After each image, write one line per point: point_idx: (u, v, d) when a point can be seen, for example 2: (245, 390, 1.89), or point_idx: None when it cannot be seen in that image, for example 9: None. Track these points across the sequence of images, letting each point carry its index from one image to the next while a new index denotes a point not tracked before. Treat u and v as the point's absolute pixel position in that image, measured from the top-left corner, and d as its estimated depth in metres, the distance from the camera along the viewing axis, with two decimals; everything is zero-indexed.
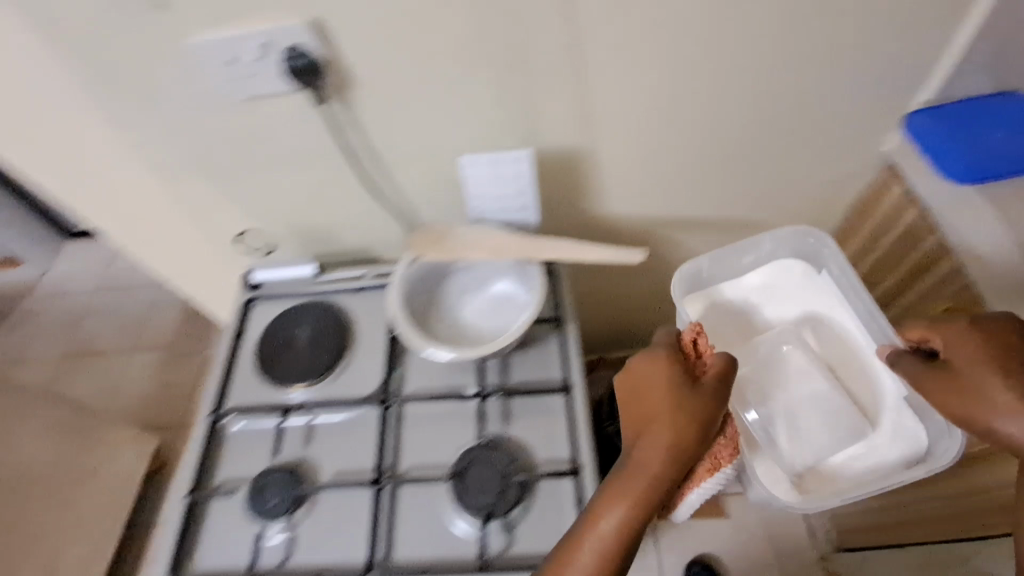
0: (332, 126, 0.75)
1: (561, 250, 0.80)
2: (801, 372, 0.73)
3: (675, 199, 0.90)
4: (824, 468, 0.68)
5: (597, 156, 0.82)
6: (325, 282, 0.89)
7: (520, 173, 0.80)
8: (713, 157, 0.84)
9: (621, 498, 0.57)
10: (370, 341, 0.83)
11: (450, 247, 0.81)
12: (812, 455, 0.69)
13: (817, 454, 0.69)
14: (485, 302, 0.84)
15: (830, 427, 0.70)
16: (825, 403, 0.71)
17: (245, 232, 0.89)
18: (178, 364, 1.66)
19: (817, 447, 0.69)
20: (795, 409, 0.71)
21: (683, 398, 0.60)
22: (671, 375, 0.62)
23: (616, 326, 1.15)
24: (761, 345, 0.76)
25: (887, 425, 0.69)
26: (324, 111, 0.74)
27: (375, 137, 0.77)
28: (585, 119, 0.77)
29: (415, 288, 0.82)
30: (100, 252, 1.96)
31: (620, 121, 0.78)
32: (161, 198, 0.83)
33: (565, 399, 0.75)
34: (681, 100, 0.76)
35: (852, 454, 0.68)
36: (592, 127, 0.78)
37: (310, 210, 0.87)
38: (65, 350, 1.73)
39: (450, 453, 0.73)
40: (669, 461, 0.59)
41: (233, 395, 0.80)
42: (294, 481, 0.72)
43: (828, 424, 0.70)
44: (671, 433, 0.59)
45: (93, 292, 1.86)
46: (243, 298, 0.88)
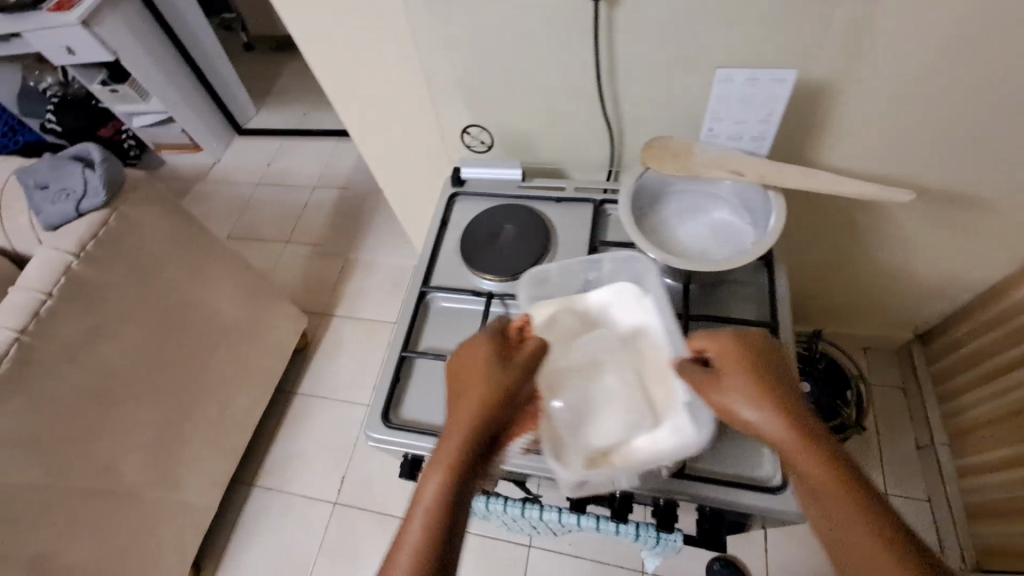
0: (602, 40, 0.66)
1: (796, 178, 0.59)
2: (614, 335, 0.61)
3: (894, 156, 0.75)
4: (624, 450, 0.54)
5: (847, 94, 0.68)
6: (528, 188, 0.82)
7: (770, 94, 0.64)
8: (972, 135, 0.70)
9: (429, 491, 0.46)
10: (569, 253, 0.76)
11: (689, 163, 0.63)
12: (619, 436, 0.54)
13: (623, 427, 0.54)
14: (707, 227, 0.66)
15: (634, 419, 0.54)
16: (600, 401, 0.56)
17: (469, 128, 0.83)
18: (326, 260, 1.74)
19: (634, 417, 0.55)
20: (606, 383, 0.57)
21: (731, 356, 0.50)
22: (735, 354, 0.50)
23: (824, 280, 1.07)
24: (585, 303, 0.62)
25: (680, 410, 0.53)
26: (600, 19, 0.64)
27: (623, 56, 0.68)
28: (855, 59, 0.63)
29: (637, 208, 0.67)
30: (265, 148, 2.11)
31: (893, 69, 0.63)
32: (409, 81, 0.79)
33: None
34: (947, 54, 0.61)
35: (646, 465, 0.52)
36: (857, 68, 0.64)
37: (531, 122, 0.80)
38: (229, 230, 1.89)
39: None
40: (463, 470, 0.47)
41: (443, 304, 0.74)
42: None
43: (628, 400, 0.56)
44: (469, 419, 0.49)
45: (256, 183, 2.01)
46: (450, 192, 0.83)
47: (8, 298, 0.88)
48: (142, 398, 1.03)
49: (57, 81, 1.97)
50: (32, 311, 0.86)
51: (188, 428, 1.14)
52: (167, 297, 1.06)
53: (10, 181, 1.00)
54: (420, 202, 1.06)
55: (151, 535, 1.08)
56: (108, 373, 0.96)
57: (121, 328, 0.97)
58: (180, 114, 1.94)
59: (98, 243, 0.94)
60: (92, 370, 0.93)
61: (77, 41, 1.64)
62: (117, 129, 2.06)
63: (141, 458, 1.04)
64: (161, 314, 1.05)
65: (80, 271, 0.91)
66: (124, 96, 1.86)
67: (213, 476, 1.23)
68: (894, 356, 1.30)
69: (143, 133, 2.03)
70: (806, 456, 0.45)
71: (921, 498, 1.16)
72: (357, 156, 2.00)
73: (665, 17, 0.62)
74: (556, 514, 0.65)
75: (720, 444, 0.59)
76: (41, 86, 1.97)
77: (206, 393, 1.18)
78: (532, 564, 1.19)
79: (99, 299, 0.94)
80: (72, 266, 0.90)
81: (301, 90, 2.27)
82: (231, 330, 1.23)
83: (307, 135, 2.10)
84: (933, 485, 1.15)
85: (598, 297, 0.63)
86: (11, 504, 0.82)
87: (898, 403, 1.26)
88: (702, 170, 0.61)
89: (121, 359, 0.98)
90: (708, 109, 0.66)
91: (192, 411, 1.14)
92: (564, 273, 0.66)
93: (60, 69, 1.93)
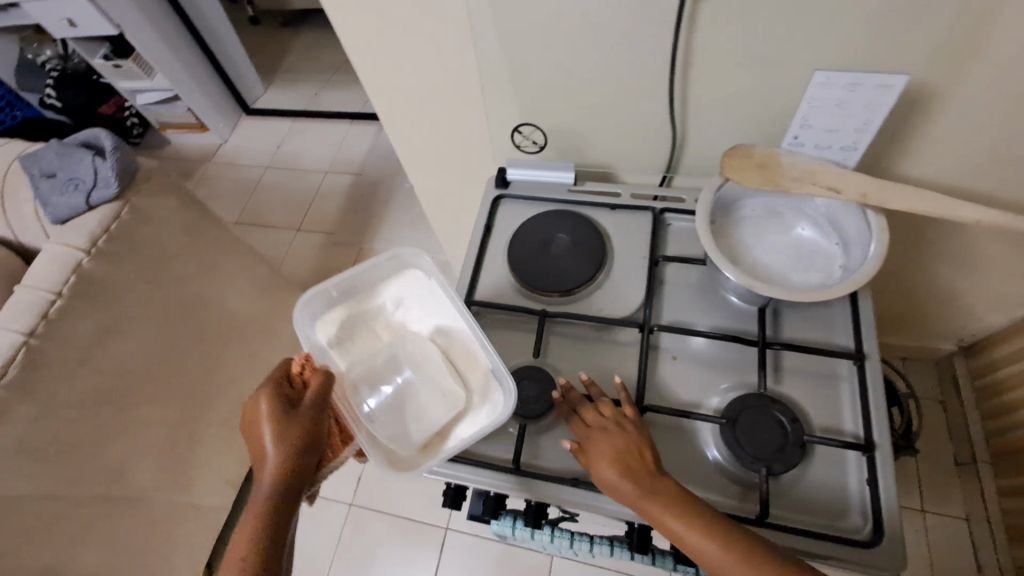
0: (681, 33, 0.60)
1: (900, 200, 0.53)
2: (414, 330, 0.60)
3: (986, 172, 0.69)
4: (448, 426, 0.55)
5: (946, 100, 0.61)
6: (579, 194, 0.76)
7: (871, 100, 0.59)
8: None
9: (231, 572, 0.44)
10: (628, 266, 0.70)
11: (775, 177, 0.57)
12: (442, 414, 0.55)
13: (440, 410, 0.56)
14: (788, 244, 0.61)
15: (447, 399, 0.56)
16: (421, 376, 0.57)
17: (519, 126, 0.77)
18: (340, 251, 1.67)
19: (452, 403, 0.56)
20: (404, 375, 0.58)
21: (607, 447, 0.50)
22: (609, 442, 0.51)
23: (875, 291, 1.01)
24: (307, 301, 0.59)
25: (475, 379, 0.57)
26: (684, 9, 0.57)
27: (702, 51, 0.61)
28: (962, 64, 0.57)
29: (716, 219, 0.62)
30: (274, 129, 2.02)
31: (1006, 75, 0.57)
32: (453, 72, 0.72)
33: (852, 366, 0.59)
34: None
35: (465, 422, 0.55)
36: (965, 71, 0.58)
37: (586, 121, 0.74)
38: (237, 216, 1.81)
39: (714, 398, 0.60)
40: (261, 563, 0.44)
41: (479, 310, 0.68)
42: (539, 391, 0.60)
43: (432, 383, 0.57)
44: (257, 514, 0.46)
45: (265, 166, 1.93)
46: (494, 193, 0.77)
47: (14, 296, 0.82)
48: (156, 399, 0.97)
49: (57, 54, 1.88)
50: (41, 311, 0.81)
51: (201, 428, 1.08)
52: (180, 294, 1.00)
53: (14, 167, 0.93)
54: (451, 199, 0.99)
55: (164, 542, 1.03)
56: (122, 375, 0.90)
57: (133, 327, 0.91)
58: (186, 93, 1.85)
59: (110, 237, 0.87)
60: (104, 372, 0.87)
61: (81, 14, 1.55)
62: (120, 105, 1.97)
63: (154, 462, 0.98)
64: (174, 311, 0.99)
65: (90, 268, 0.85)
66: (127, 72, 1.77)
67: (226, 478, 1.18)
68: (933, 368, 1.24)
69: (147, 112, 1.94)
70: (688, 538, 0.45)
71: (958, 515, 1.11)
72: (371, 140, 1.92)
73: (757, 9, 0.56)
74: (609, 548, 0.63)
75: (800, 486, 0.54)
76: (40, 59, 1.87)
77: (218, 392, 1.12)
78: None
79: (110, 296, 0.87)
80: (81, 263, 0.84)
81: (311, 69, 2.18)
82: (244, 327, 1.17)
83: (318, 117, 2.01)
84: (972, 503, 1.11)
85: (377, 303, 0.61)
86: (20, 515, 0.77)
87: (936, 416, 1.20)
88: (791, 185, 0.56)
89: (134, 360, 0.92)
90: (798, 113, 0.63)
91: (205, 411, 1.09)
92: (350, 283, 0.61)
93: (61, 42, 1.83)
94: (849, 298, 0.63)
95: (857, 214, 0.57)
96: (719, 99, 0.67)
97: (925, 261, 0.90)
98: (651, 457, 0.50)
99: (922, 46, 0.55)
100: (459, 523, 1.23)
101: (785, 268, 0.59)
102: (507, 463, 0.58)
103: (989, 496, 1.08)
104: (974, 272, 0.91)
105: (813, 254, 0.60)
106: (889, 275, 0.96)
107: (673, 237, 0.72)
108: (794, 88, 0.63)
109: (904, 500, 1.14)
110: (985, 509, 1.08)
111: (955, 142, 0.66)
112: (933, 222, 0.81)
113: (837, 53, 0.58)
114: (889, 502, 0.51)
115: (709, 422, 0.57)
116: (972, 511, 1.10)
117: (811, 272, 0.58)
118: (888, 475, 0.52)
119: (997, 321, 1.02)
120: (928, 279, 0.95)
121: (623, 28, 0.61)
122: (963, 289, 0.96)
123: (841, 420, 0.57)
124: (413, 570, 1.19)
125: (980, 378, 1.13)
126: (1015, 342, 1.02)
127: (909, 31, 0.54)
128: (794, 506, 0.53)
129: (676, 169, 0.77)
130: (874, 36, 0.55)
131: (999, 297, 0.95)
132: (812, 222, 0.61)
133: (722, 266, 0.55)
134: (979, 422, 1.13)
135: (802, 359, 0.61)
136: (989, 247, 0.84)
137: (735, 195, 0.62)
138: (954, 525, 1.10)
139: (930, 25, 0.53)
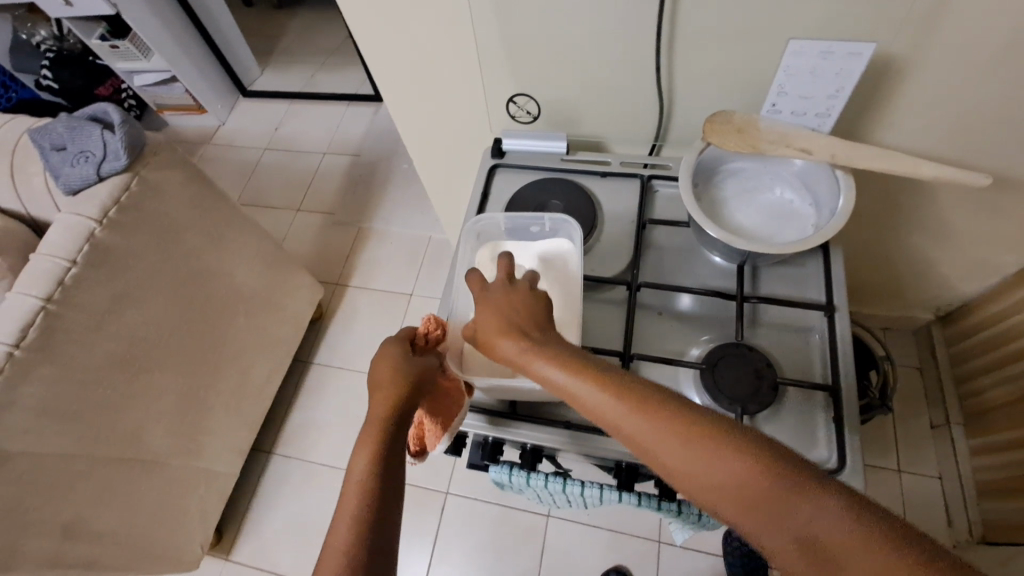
0: (666, 5, 0.63)
1: (866, 159, 0.58)
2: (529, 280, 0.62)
3: (953, 140, 0.73)
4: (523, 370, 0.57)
5: (914, 70, 0.65)
6: (571, 162, 0.80)
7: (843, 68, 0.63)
8: None
9: (355, 489, 0.44)
10: (617, 229, 0.74)
11: (754, 140, 0.61)
12: None
13: None
14: (770, 205, 0.65)
15: None
16: None
17: (514, 97, 0.81)
18: (339, 229, 1.70)
19: None
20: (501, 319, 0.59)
21: (494, 308, 0.50)
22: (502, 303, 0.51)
23: (855, 260, 1.06)
24: (477, 224, 0.66)
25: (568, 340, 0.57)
26: None
27: (686, 23, 0.65)
28: (927, 36, 0.61)
29: (699, 181, 0.67)
30: (271, 111, 2.04)
31: (966, 46, 0.61)
32: (451, 45, 0.75)
33: (823, 318, 0.64)
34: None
35: None
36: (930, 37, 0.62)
37: (577, 92, 0.77)
38: (237, 196, 1.83)
39: (695, 348, 0.65)
40: (381, 463, 0.45)
41: None
42: None
43: None
44: (375, 425, 0.47)
45: (263, 148, 1.95)
46: (490, 163, 0.81)
47: (30, 264, 0.85)
48: (166, 367, 1.01)
49: (51, 34, 1.89)
50: (57, 277, 0.83)
51: (210, 397, 1.12)
52: (189, 265, 1.03)
53: (23, 142, 0.96)
54: (449, 172, 1.02)
55: (176, 505, 1.07)
56: (134, 341, 0.94)
57: (143, 298, 0.95)
58: (184, 74, 1.86)
59: (121, 209, 0.90)
60: (118, 338, 0.91)
61: None
62: (117, 87, 1.98)
63: (166, 427, 1.02)
64: (182, 282, 1.02)
65: (103, 237, 0.88)
66: (125, 53, 1.78)
67: (234, 445, 1.22)
68: (911, 337, 1.30)
69: (144, 93, 1.95)
70: (594, 400, 0.43)
71: (931, 474, 1.17)
72: (368, 122, 1.95)
73: None
74: (597, 490, 0.64)
75: (772, 425, 0.59)
76: (34, 40, 1.89)
77: (225, 363, 1.16)
78: (551, 535, 1.21)
79: (121, 266, 0.91)
80: (95, 232, 0.87)
81: (306, 50, 2.19)
82: (250, 299, 1.21)
83: (315, 99, 2.03)
84: (944, 463, 1.16)
85: (522, 245, 0.64)
86: (43, 472, 0.81)
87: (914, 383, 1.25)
88: (768, 148, 0.60)
89: (145, 328, 0.96)
90: (775, 82, 0.66)
91: (213, 381, 1.13)
92: (509, 226, 0.66)
93: (55, 22, 1.83)
94: (824, 256, 0.68)
95: (828, 176, 0.61)
96: (704, 72, 0.70)
97: (900, 229, 0.95)
98: (538, 325, 0.49)
99: (889, 18, 0.59)
100: (457, 487, 1.29)
101: (764, 224, 0.64)
102: (504, 409, 0.63)
103: (960, 454, 1.14)
104: (947, 240, 0.95)
105: (792, 213, 0.64)
106: (867, 245, 1.01)
107: (659, 203, 0.76)
108: (773, 59, 0.66)
109: (881, 460, 1.20)
110: (956, 468, 1.14)
111: (923, 111, 0.70)
112: (906, 190, 0.85)
113: (812, 23, 0.62)
114: (853, 436, 0.56)
115: (690, 368, 0.62)
116: (946, 469, 1.16)
117: (788, 229, 0.63)
118: (851, 414, 0.57)
119: (969, 288, 1.07)
120: (903, 247, 1.00)
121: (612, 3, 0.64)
122: (935, 258, 1.01)
123: (813, 367, 0.62)
124: (414, 531, 1.25)
125: (955, 345, 1.18)
126: (986, 307, 1.07)
127: (876, 4, 0.58)
128: None
129: (664, 138, 0.81)
130: (846, 8, 0.59)
131: (970, 264, 1.00)
132: (796, 187, 0.65)
133: (702, 220, 0.60)
134: (953, 385, 1.19)
135: (778, 311, 0.65)
136: (960, 215, 0.89)
137: (719, 157, 0.65)
138: (927, 483, 1.16)
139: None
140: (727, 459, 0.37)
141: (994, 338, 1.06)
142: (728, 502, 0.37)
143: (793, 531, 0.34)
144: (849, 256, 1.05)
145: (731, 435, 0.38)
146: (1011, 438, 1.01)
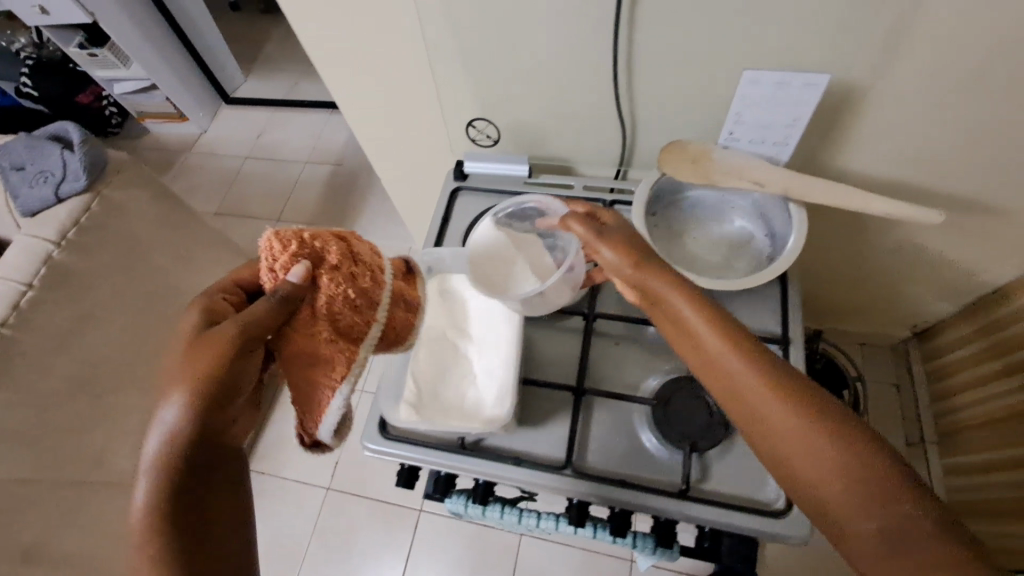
0: (620, 32, 0.63)
1: (819, 193, 0.57)
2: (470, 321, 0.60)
3: (912, 168, 0.73)
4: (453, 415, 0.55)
5: (868, 101, 0.65)
6: (534, 185, 0.78)
7: (799, 98, 0.63)
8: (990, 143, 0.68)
9: (168, 443, 0.35)
10: None
11: (708, 171, 0.60)
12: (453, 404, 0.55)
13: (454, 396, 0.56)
14: (724, 237, 0.65)
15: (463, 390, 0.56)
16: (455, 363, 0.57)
17: (475, 121, 0.80)
18: None
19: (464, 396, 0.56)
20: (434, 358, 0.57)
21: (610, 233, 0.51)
22: (617, 232, 0.52)
23: (827, 278, 1.06)
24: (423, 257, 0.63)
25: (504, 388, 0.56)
26: (621, 12, 0.60)
27: (643, 49, 0.64)
28: (879, 70, 0.61)
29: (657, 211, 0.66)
30: (253, 119, 2.02)
31: (918, 80, 0.61)
32: (410, 69, 0.75)
33: (780, 348, 0.63)
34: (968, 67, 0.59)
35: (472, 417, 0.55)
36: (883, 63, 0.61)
37: (539, 114, 0.76)
38: (217, 207, 1.82)
39: (652, 381, 0.64)
40: (199, 411, 0.35)
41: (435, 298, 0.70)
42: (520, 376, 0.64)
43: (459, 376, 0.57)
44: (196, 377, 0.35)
45: (245, 156, 1.93)
46: (452, 186, 0.80)
47: None
48: (132, 387, 1.00)
49: (31, 41, 1.87)
50: (13, 301, 0.82)
51: None
52: (157, 284, 1.02)
53: None
54: (420, 191, 1.02)
55: None
56: (97, 364, 0.92)
57: (107, 318, 0.94)
58: (164, 82, 1.84)
59: (82, 229, 0.89)
60: (80, 361, 0.90)
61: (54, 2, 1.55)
62: (97, 94, 1.96)
63: (133, 449, 1.01)
64: (149, 300, 1.01)
65: (62, 259, 0.87)
66: (103, 61, 1.76)
67: None
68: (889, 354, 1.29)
69: (125, 102, 1.93)
70: (697, 324, 0.42)
71: None
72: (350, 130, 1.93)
73: (690, 14, 0.59)
74: (554, 523, 0.64)
75: (721, 463, 0.59)
76: (14, 47, 1.87)
77: None
78: (525, 554, 1.20)
79: (83, 287, 0.90)
80: (54, 254, 0.86)
81: (290, 57, 2.17)
82: None
83: (297, 107, 2.02)
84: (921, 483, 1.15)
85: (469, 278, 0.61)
86: None
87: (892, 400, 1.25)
88: (721, 180, 0.59)
89: (108, 349, 0.94)
90: (732, 111, 0.67)
91: None
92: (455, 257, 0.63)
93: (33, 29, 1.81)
94: (783, 285, 0.67)
95: (784, 211, 0.60)
96: (664, 100, 0.70)
97: (870, 251, 0.95)
98: (654, 258, 0.48)
99: (840, 52, 0.60)
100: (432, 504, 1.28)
101: (718, 258, 0.64)
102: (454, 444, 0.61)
103: (935, 473, 1.13)
104: (916, 263, 0.95)
105: (746, 246, 0.64)
106: (839, 264, 1.00)
107: None
108: (729, 89, 0.66)
109: None
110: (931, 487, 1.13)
111: (882, 140, 0.70)
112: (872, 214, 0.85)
113: (763, 58, 0.62)
114: None
115: (643, 404, 0.62)
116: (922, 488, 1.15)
117: (742, 262, 0.63)
118: None
119: (943, 307, 1.07)
120: (874, 268, 0.99)
121: (566, 32, 0.64)
122: (907, 279, 1.01)
123: None
124: (389, 550, 1.24)
125: (931, 362, 1.18)
126: (959, 328, 1.07)
127: (825, 39, 0.58)
128: (717, 484, 0.58)
129: (630, 162, 0.81)
130: (795, 42, 0.59)
131: (941, 285, 1.00)
132: (750, 218, 0.65)
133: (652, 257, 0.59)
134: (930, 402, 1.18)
135: None
136: (931, 238, 0.88)
137: (671, 187, 0.65)
138: None
139: (839, 34, 0.58)
140: (829, 436, 0.36)
141: (969, 358, 1.05)
142: (812, 468, 0.35)
143: (877, 519, 0.33)
144: (822, 275, 1.05)
145: (841, 414, 0.36)
146: (985, 460, 1.01)
